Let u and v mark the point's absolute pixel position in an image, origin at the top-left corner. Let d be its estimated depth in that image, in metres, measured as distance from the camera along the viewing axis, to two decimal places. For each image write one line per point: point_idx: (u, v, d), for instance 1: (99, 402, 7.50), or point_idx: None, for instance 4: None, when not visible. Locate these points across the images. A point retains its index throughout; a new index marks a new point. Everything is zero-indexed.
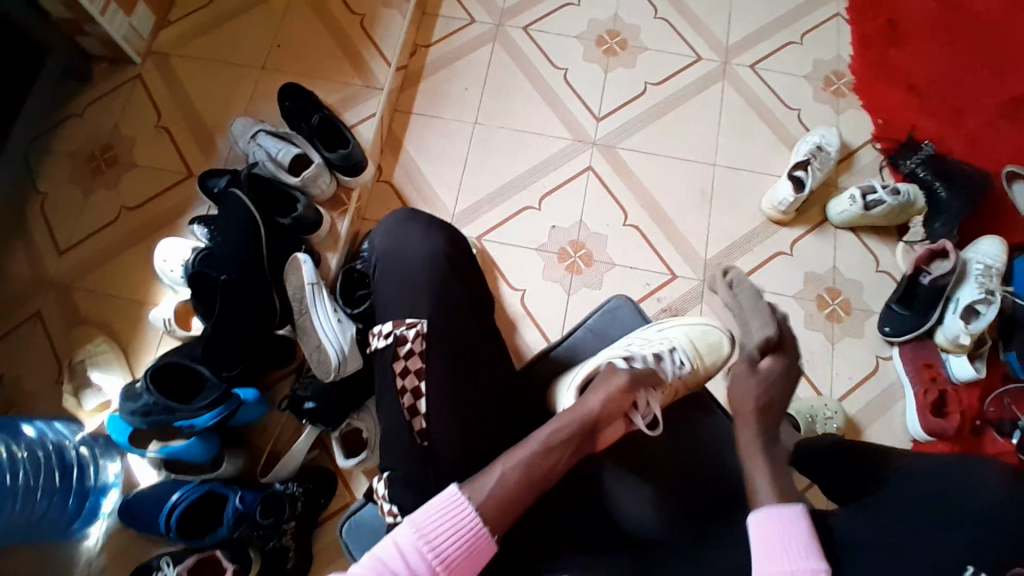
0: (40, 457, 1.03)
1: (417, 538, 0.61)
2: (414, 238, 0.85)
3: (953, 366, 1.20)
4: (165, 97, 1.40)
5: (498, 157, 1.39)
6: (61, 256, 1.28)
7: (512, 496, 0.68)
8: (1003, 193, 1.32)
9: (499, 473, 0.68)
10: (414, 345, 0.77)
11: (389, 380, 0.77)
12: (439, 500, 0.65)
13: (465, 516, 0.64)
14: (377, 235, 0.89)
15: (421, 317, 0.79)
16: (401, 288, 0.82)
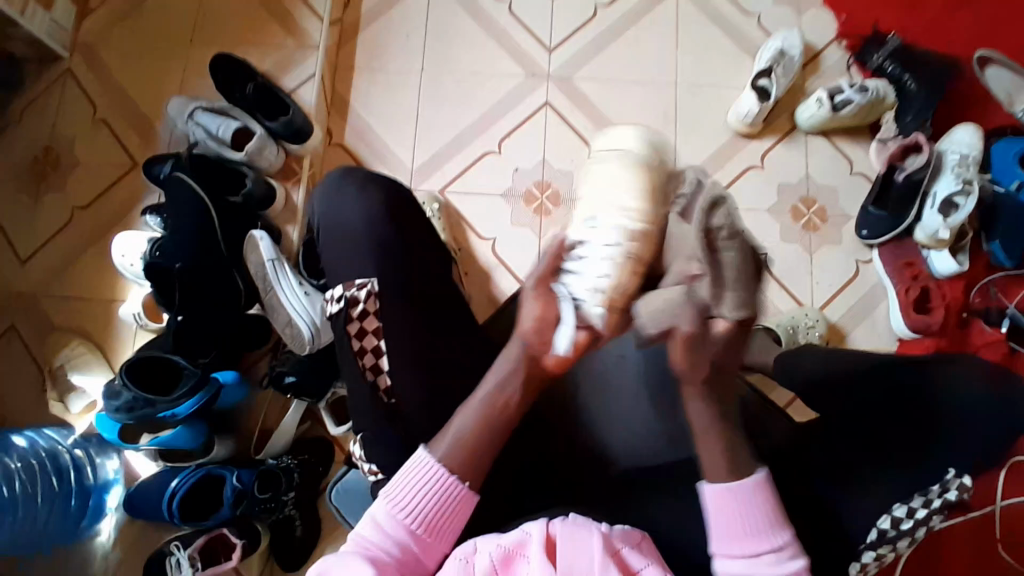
0: (35, 465, 1.02)
1: (391, 507, 0.67)
2: (347, 201, 0.81)
3: (935, 262, 1.18)
4: (100, 87, 1.34)
5: (451, 105, 1.34)
6: (25, 266, 1.25)
7: (476, 441, 0.68)
8: (976, 74, 1.27)
9: (461, 423, 0.69)
10: (366, 304, 0.75)
11: (344, 345, 0.74)
12: (406, 467, 0.68)
13: (431, 475, 0.67)
14: (318, 196, 0.84)
15: (370, 275, 0.77)
16: (348, 255, 0.79)
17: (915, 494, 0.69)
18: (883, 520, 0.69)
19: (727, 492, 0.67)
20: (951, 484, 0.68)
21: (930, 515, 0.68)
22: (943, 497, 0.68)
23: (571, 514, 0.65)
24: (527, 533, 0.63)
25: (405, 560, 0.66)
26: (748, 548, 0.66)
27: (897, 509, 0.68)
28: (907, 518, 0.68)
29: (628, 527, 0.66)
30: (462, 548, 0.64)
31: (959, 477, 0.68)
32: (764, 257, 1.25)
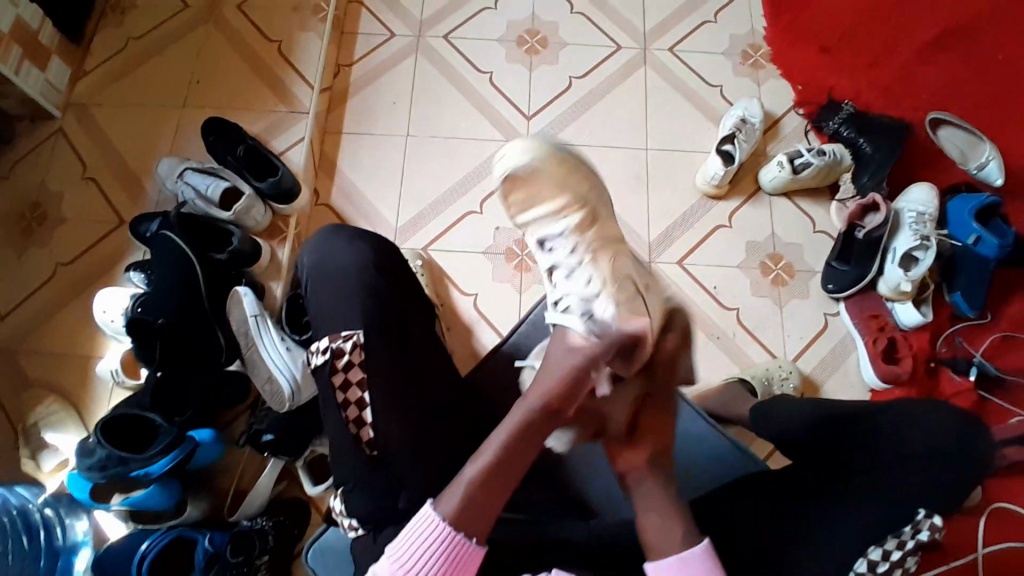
0: (5, 522, 0.96)
1: (396, 569, 0.63)
2: (337, 252, 0.85)
3: (900, 313, 1.23)
4: (91, 147, 1.38)
5: (434, 167, 1.39)
6: (1, 321, 1.24)
7: (485, 499, 0.64)
8: (926, 140, 1.37)
9: (467, 479, 0.64)
10: (352, 356, 0.76)
11: (328, 396, 0.75)
12: (410, 527, 0.64)
13: (436, 535, 0.63)
14: (305, 252, 0.87)
15: (357, 328, 0.78)
16: (333, 307, 0.81)
17: (888, 536, 0.71)
18: (860, 564, 0.71)
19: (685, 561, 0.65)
20: (922, 524, 0.71)
21: (904, 556, 0.70)
22: (916, 537, 0.71)
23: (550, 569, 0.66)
24: None
25: None
26: None
27: (872, 552, 0.71)
28: (883, 560, 0.70)
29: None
30: None
31: (928, 517, 0.72)
32: (737, 310, 1.29)
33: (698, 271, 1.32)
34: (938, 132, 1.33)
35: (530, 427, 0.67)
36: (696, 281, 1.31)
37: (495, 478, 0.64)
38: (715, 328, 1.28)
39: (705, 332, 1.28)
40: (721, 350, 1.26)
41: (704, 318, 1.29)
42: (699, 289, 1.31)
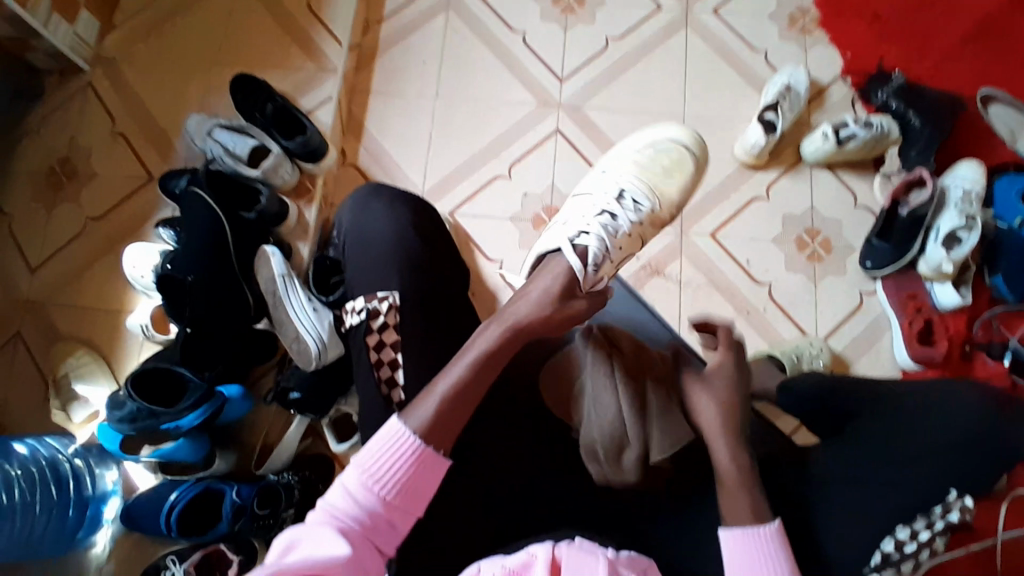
0: (35, 473, 1.00)
1: (363, 478, 0.64)
2: (376, 215, 0.85)
3: (938, 294, 1.19)
4: (121, 103, 1.37)
5: (463, 129, 1.37)
6: (34, 274, 1.27)
7: (450, 411, 0.67)
8: (978, 115, 1.30)
9: (434, 395, 0.67)
10: (387, 317, 0.76)
11: (362, 355, 0.75)
12: (380, 437, 0.65)
13: (405, 442, 0.65)
14: (347, 214, 0.89)
15: (393, 289, 0.78)
16: (372, 264, 0.80)
17: (918, 517, 0.71)
18: (886, 544, 0.71)
19: (743, 536, 0.68)
20: (953, 505, 0.70)
21: (932, 537, 0.70)
22: (946, 518, 0.70)
23: (576, 539, 0.65)
24: (532, 555, 0.64)
25: (377, 527, 0.63)
26: None
27: (899, 531, 0.71)
28: (910, 539, 0.70)
29: (635, 555, 0.66)
30: (468, 568, 0.65)
31: (960, 498, 0.70)
32: (768, 285, 1.26)
33: (731, 243, 1.29)
34: (989, 108, 1.27)
35: (501, 347, 0.72)
36: (727, 254, 1.28)
37: (466, 394, 0.68)
38: (744, 302, 1.25)
39: (734, 306, 1.25)
40: (749, 325, 1.24)
41: (733, 292, 1.26)
42: (730, 262, 1.28)
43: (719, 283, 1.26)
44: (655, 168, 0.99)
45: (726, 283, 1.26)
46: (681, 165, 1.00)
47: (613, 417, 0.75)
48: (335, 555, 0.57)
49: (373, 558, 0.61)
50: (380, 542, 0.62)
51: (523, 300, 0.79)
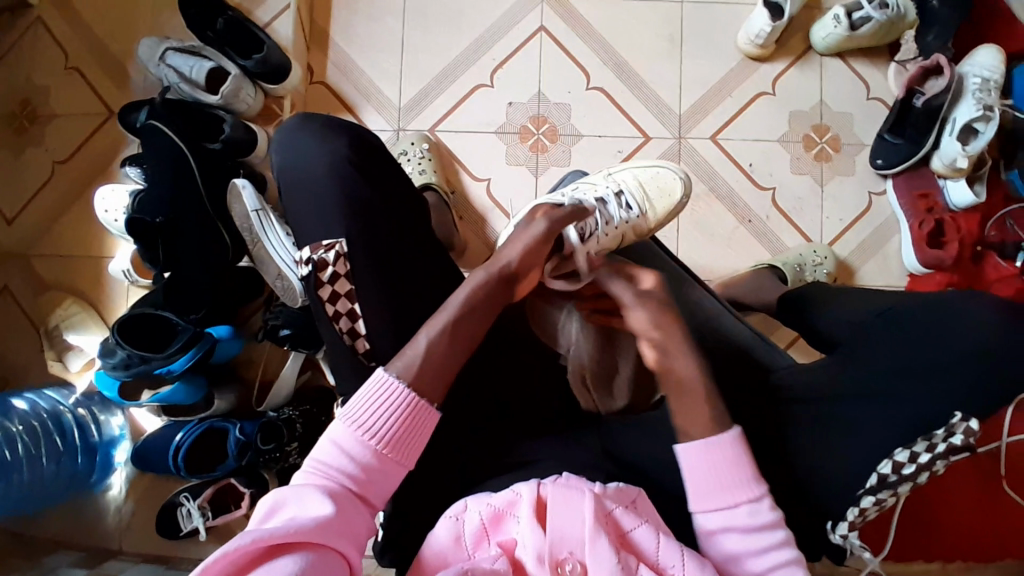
0: (36, 426, 1.02)
1: (357, 434, 0.62)
2: (310, 149, 0.77)
3: (951, 193, 1.12)
4: (66, 29, 1.25)
5: (439, 34, 1.24)
6: (9, 225, 1.22)
7: (445, 359, 0.66)
8: None
9: (421, 343, 0.66)
10: (338, 267, 0.72)
11: (318, 310, 0.72)
12: (369, 389, 0.63)
13: (395, 392, 0.63)
14: (289, 139, 0.79)
15: (337, 236, 0.73)
16: (310, 211, 0.75)
17: (917, 439, 0.64)
18: (883, 466, 0.64)
19: (707, 447, 0.64)
20: (956, 428, 0.63)
21: (932, 461, 0.63)
22: (947, 442, 0.63)
23: (563, 475, 0.66)
24: (518, 494, 0.64)
25: (376, 480, 0.61)
26: (729, 500, 0.63)
27: (898, 454, 0.64)
28: (909, 462, 0.63)
29: (622, 485, 0.66)
30: (453, 506, 0.65)
31: (965, 421, 0.63)
32: (773, 191, 1.19)
33: (733, 146, 1.20)
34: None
35: (490, 293, 0.71)
36: (730, 158, 1.20)
37: (456, 336, 0.67)
38: (747, 210, 1.19)
39: (737, 216, 1.18)
40: (752, 235, 1.18)
41: (736, 200, 1.19)
42: (733, 167, 1.20)
43: (720, 191, 1.19)
44: (652, 183, 0.99)
45: (728, 191, 1.19)
46: (671, 193, 0.98)
47: (603, 355, 0.78)
48: (318, 516, 0.55)
49: (363, 511, 0.60)
50: (371, 494, 0.61)
51: (510, 245, 0.75)
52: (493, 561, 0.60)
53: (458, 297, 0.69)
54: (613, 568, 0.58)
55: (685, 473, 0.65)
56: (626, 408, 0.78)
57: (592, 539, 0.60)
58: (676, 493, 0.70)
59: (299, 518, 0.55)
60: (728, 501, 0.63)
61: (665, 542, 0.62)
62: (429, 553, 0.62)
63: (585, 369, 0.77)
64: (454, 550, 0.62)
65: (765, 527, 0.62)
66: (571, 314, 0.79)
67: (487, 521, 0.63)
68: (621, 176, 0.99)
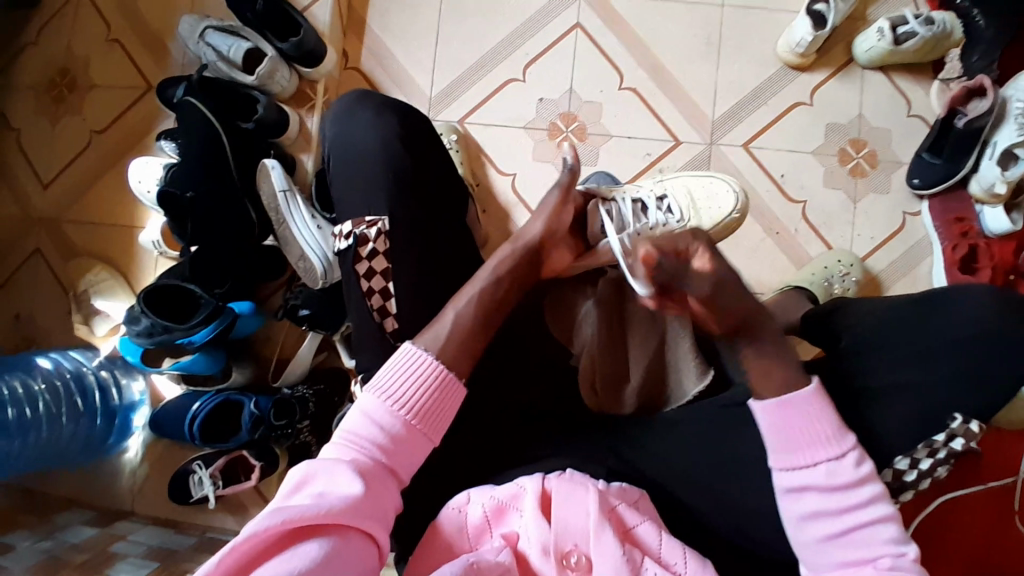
0: (58, 385, 1.07)
1: (387, 404, 0.62)
2: (362, 129, 0.79)
3: (987, 218, 1.08)
4: (112, 3, 1.28)
5: (475, 25, 1.24)
6: (46, 189, 1.26)
7: (479, 332, 0.67)
8: None
9: (451, 316, 0.67)
10: (377, 244, 0.73)
11: (353, 284, 0.73)
12: (397, 360, 0.64)
13: (426, 365, 0.64)
14: (328, 124, 0.82)
15: (381, 213, 0.75)
16: (353, 187, 0.77)
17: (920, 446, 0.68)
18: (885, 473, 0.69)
19: (784, 404, 0.63)
20: (957, 431, 0.67)
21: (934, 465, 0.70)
22: (948, 445, 0.68)
23: (567, 470, 0.66)
24: (521, 488, 0.64)
25: (404, 451, 0.62)
26: (807, 458, 0.62)
27: (899, 462, 0.69)
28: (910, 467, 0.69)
29: (626, 486, 0.66)
30: (457, 497, 0.66)
31: (965, 424, 0.67)
32: (803, 204, 1.17)
33: (764, 156, 1.18)
34: None
35: (517, 266, 0.72)
36: (761, 169, 1.18)
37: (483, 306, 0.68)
38: (774, 222, 1.16)
39: (763, 227, 1.16)
40: (778, 247, 1.16)
41: (763, 211, 1.17)
42: (763, 177, 1.18)
43: (747, 199, 1.17)
44: (702, 192, 1.01)
45: (755, 201, 1.17)
46: (720, 205, 1.00)
47: (612, 362, 0.78)
48: (348, 492, 0.56)
49: (391, 485, 0.60)
50: (399, 468, 0.61)
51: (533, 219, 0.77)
52: (498, 553, 0.60)
53: (486, 273, 0.70)
54: (606, 572, 0.59)
55: (766, 430, 0.64)
56: (634, 416, 0.77)
57: (597, 531, 0.60)
58: (677, 499, 0.70)
59: (328, 494, 0.55)
60: (809, 459, 0.62)
61: (667, 539, 0.62)
62: (433, 542, 0.64)
63: (595, 371, 0.77)
64: (458, 538, 0.63)
65: (850, 485, 0.61)
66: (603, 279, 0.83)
67: (489, 514, 0.64)
68: (672, 183, 1.02)
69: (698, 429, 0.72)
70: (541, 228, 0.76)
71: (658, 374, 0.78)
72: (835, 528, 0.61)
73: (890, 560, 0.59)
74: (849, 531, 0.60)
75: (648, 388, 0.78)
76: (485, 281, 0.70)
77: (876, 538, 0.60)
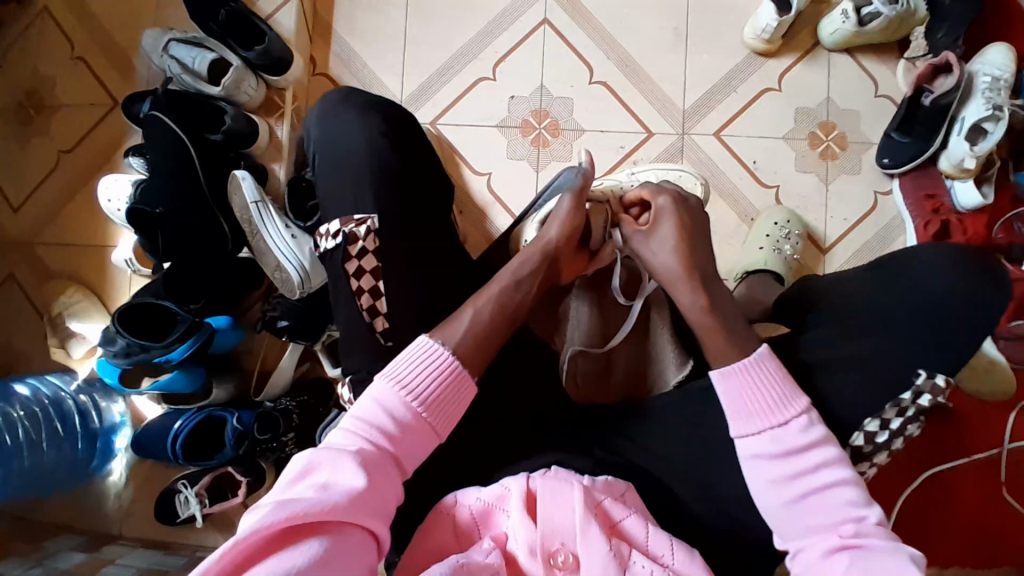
0: (37, 412, 1.05)
1: (400, 397, 0.61)
2: (348, 126, 0.79)
3: (958, 194, 1.09)
4: (71, 19, 1.26)
5: (443, 25, 1.24)
6: (16, 214, 1.24)
7: (484, 334, 0.66)
8: None
9: (466, 316, 0.67)
10: (366, 242, 0.72)
11: (342, 283, 0.73)
12: (412, 351, 0.63)
13: (441, 359, 0.63)
14: (315, 121, 0.82)
15: (369, 212, 0.74)
16: (336, 189, 0.76)
17: (890, 409, 0.68)
18: (857, 438, 0.69)
19: (726, 373, 0.65)
20: (924, 387, 0.68)
21: (903, 424, 0.69)
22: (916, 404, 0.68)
23: (552, 468, 0.66)
24: (506, 489, 0.64)
25: (413, 443, 0.61)
26: (760, 423, 0.63)
27: (869, 424, 0.68)
28: (882, 431, 0.69)
29: (612, 479, 0.66)
30: (443, 500, 0.66)
31: (931, 379, 0.68)
32: (777, 189, 1.18)
33: (737, 144, 1.19)
34: None
35: (533, 273, 0.72)
36: (734, 156, 1.18)
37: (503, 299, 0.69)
38: (750, 209, 1.17)
39: (739, 214, 1.17)
40: None
41: (739, 199, 1.18)
42: (736, 165, 1.18)
43: (722, 188, 1.18)
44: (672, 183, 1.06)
45: (730, 188, 1.18)
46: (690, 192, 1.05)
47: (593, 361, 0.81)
48: (355, 485, 0.54)
49: (396, 478, 0.59)
50: (405, 462, 0.60)
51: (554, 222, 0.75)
52: (487, 554, 0.60)
53: (496, 285, 0.70)
54: (597, 565, 0.59)
55: (723, 397, 0.65)
56: (619, 407, 0.76)
57: (583, 528, 0.60)
58: (668, 488, 0.70)
59: (334, 486, 0.54)
60: (766, 421, 0.63)
61: (654, 531, 0.63)
62: (421, 547, 0.63)
63: (577, 372, 0.80)
64: (448, 544, 0.63)
65: (803, 448, 0.62)
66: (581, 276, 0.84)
67: (477, 515, 0.64)
68: (642, 174, 1.08)
69: (683, 419, 0.72)
70: (558, 233, 0.75)
71: (641, 370, 0.81)
72: (798, 491, 0.61)
73: (853, 525, 0.59)
74: (811, 495, 0.61)
75: (630, 382, 0.81)
76: (496, 289, 0.70)
77: (837, 500, 0.60)
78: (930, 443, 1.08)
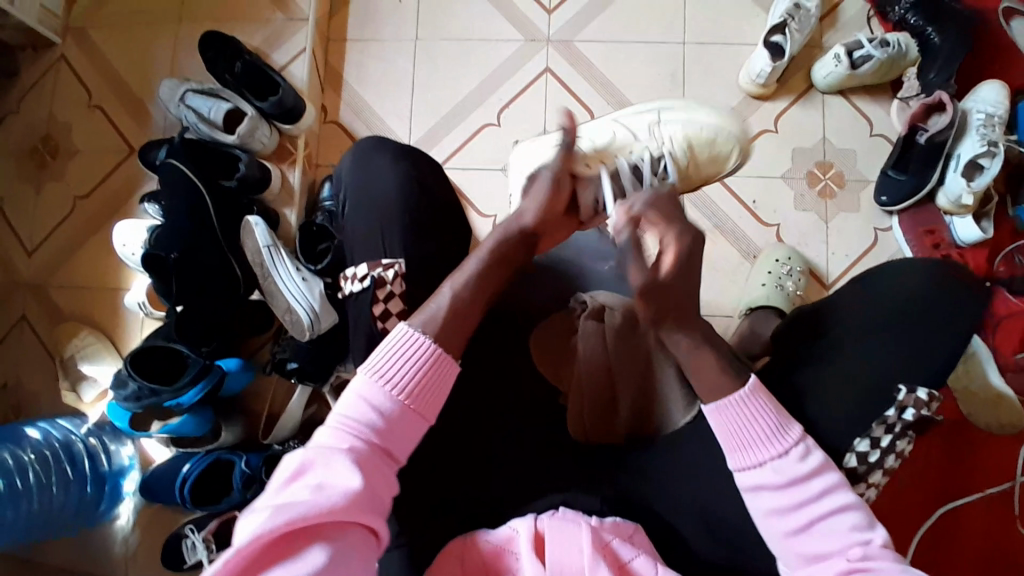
0: (48, 455, 1.06)
1: (384, 388, 0.60)
2: (382, 174, 0.82)
3: (958, 228, 1.12)
4: (91, 71, 1.31)
5: (450, 74, 1.29)
6: (30, 258, 1.26)
7: (464, 313, 0.66)
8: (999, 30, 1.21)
9: (446, 295, 0.66)
10: (393, 287, 0.75)
11: (366, 322, 0.75)
12: (391, 342, 0.62)
13: (420, 346, 0.62)
14: (343, 171, 0.85)
15: (398, 257, 0.77)
16: (365, 231, 0.80)
17: (874, 424, 0.65)
18: (849, 459, 0.65)
19: (719, 409, 0.64)
20: (906, 401, 0.65)
21: (893, 441, 0.65)
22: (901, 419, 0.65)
23: (561, 509, 0.66)
24: (515, 530, 0.64)
25: (399, 430, 0.60)
26: (755, 458, 0.62)
27: (859, 444, 0.65)
28: (869, 450, 0.65)
29: (620, 520, 0.67)
30: (451, 544, 0.65)
31: (912, 392, 0.65)
32: (778, 227, 1.20)
33: (736, 183, 1.21)
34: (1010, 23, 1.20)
35: (502, 258, 0.70)
36: (733, 195, 1.21)
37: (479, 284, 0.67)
38: (752, 246, 1.19)
39: (741, 252, 1.19)
40: None
41: (740, 237, 1.20)
42: (736, 204, 1.21)
43: (724, 226, 1.20)
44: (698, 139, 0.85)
45: (732, 226, 1.20)
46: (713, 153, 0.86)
47: (603, 392, 0.76)
48: (350, 485, 0.55)
49: (389, 470, 0.59)
50: (394, 449, 0.60)
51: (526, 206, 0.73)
52: None
53: (474, 261, 0.69)
54: None
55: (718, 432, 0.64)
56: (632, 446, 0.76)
57: (592, 569, 0.60)
58: (673, 526, 0.71)
59: (329, 486, 0.54)
60: (765, 454, 0.62)
61: (663, 572, 0.62)
62: None
63: (581, 406, 0.76)
64: None
65: (801, 479, 0.60)
66: (589, 301, 0.80)
67: (489, 557, 0.63)
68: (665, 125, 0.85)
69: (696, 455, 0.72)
70: (536, 211, 0.73)
71: (653, 402, 0.76)
72: (802, 518, 0.60)
73: (859, 548, 0.58)
74: (810, 524, 0.59)
75: (642, 413, 0.76)
76: (473, 268, 0.69)
77: (840, 526, 0.59)
78: (941, 478, 1.07)
